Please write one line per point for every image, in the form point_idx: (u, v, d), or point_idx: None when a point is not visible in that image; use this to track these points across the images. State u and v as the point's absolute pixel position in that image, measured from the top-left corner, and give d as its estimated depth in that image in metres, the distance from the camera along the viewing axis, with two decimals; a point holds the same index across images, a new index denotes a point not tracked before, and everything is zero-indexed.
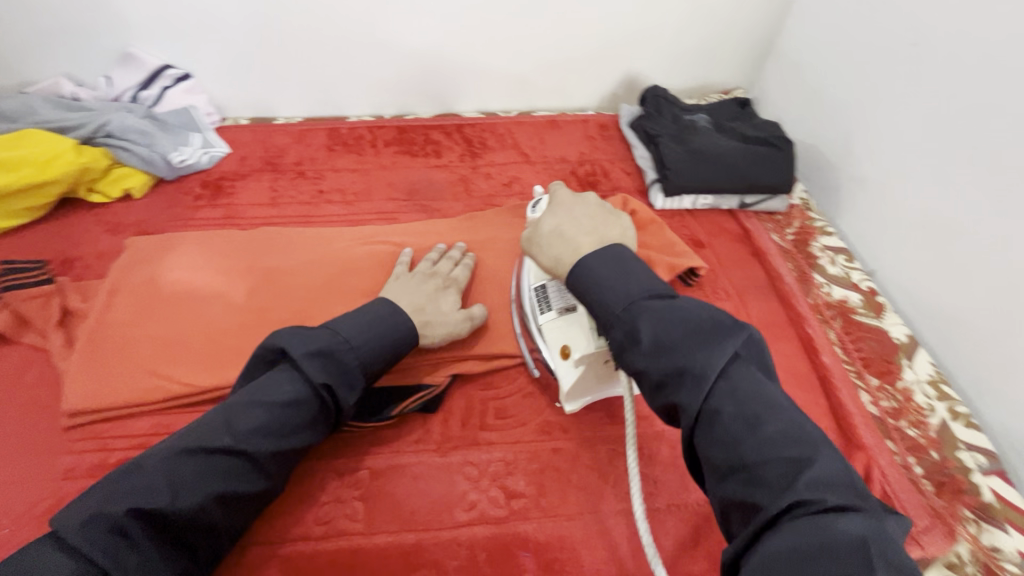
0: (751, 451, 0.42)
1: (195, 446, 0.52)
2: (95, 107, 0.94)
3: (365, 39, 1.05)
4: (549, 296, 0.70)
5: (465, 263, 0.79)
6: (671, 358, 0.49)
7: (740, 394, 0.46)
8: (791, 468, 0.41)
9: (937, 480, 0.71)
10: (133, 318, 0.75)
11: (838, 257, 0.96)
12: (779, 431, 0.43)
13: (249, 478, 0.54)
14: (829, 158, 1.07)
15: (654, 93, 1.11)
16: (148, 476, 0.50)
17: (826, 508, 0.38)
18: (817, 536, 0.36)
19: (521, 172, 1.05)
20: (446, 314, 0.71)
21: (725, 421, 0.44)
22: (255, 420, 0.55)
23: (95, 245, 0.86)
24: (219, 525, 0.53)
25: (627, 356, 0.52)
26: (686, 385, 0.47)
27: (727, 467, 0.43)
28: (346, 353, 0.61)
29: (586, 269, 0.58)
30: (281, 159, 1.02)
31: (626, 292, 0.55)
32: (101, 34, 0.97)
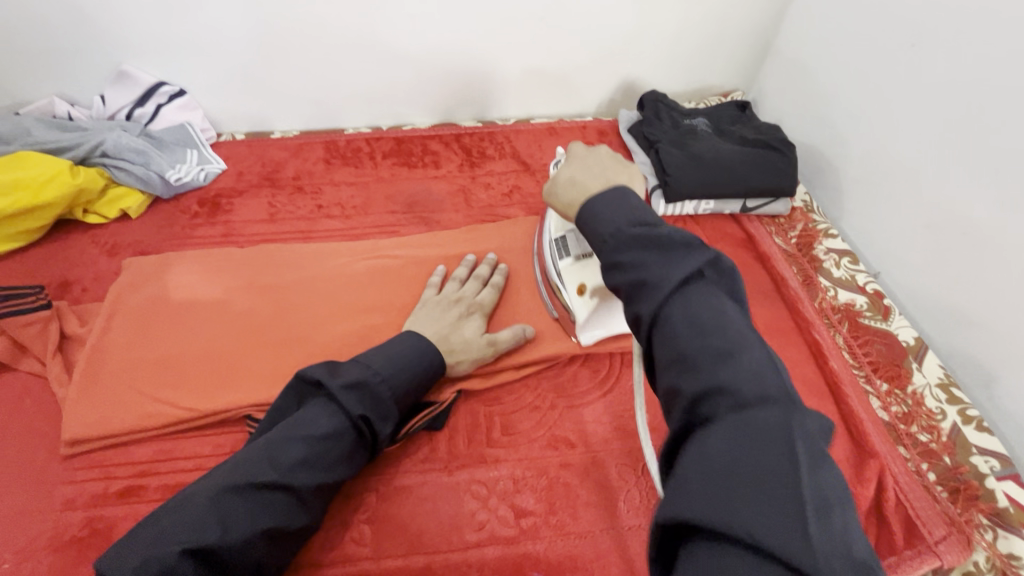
0: (693, 351, 0.40)
1: (240, 482, 0.52)
2: (90, 127, 0.93)
3: (360, 51, 1.04)
4: (568, 244, 0.74)
5: (493, 283, 0.79)
6: (638, 273, 0.45)
7: (692, 302, 0.42)
8: (731, 371, 0.38)
9: (951, 486, 0.71)
10: (134, 343, 0.74)
11: (842, 259, 0.95)
12: (723, 335, 0.40)
13: (294, 512, 0.54)
14: (830, 159, 1.06)
15: (652, 97, 1.11)
16: (196, 514, 0.49)
17: (751, 406, 0.36)
18: (745, 431, 0.35)
19: (520, 181, 1.05)
20: (470, 341, 0.71)
21: (676, 328, 0.41)
22: (297, 453, 0.55)
23: (92, 267, 0.85)
24: (266, 562, 0.52)
25: (602, 274, 0.49)
26: (645, 293, 0.44)
27: (669, 366, 0.41)
28: (383, 385, 0.61)
29: (587, 206, 0.52)
30: (278, 174, 1.01)
31: (614, 220, 0.50)
32: (94, 53, 0.96)
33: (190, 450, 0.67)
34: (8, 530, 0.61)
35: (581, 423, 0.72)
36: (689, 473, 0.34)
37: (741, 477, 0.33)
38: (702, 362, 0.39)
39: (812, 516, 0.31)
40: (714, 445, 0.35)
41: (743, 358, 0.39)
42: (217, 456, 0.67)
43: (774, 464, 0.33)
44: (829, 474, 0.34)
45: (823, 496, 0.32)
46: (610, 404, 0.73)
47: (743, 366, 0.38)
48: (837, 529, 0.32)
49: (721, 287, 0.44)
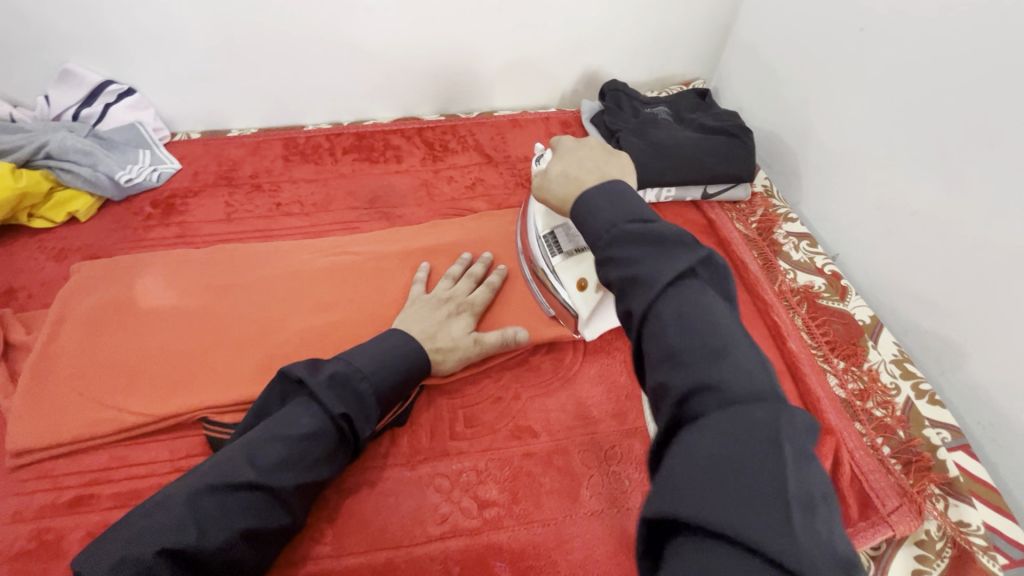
0: (687, 351, 0.41)
1: (218, 483, 0.51)
2: (33, 128, 0.90)
3: (316, 46, 1.02)
4: (559, 239, 0.72)
5: (489, 282, 0.78)
6: (633, 269, 0.46)
7: (686, 300, 0.43)
8: (722, 368, 0.39)
9: (904, 458, 0.73)
10: (82, 349, 0.72)
11: (801, 242, 0.97)
12: (714, 334, 0.41)
13: (274, 514, 0.53)
14: (789, 144, 1.08)
15: (613, 87, 1.12)
16: (172, 516, 0.49)
17: (745, 403, 0.37)
18: (731, 423, 0.36)
19: (484, 173, 1.04)
20: (457, 341, 0.70)
21: (667, 325, 0.42)
22: (276, 452, 0.54)
23: (39, 273, 0.82)
24: (246, 564, 0.52)
25: (599, 270, 0.49)
26: (637, 289, 0.45)
27: (661, 365, 0.42)
28: (361, 382, 0.60)
29: (583, 200, 0.53)
30: (235, 172, 0.99)
31: (609, 217, 0.50)
32: (35, 51, 0.93)
33: (143, 456, 0.66)
34: None
35: (544, 412, 0.72)
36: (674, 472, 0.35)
37: (724, 473, 0.34)
38: (693, 356, 0.40)
39: (796, 511, 0.32)
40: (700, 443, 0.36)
41: (733, 355, 0.40)
42: (172, 461, 0.66)
43: (762, 457, 0.34)
44: (816, 472, 0.35)
45: (807, 492, 0.33)
46: (573, 393, 0.74)
47: (735, 365, 0.39)
48: (821, 525, 0.33)
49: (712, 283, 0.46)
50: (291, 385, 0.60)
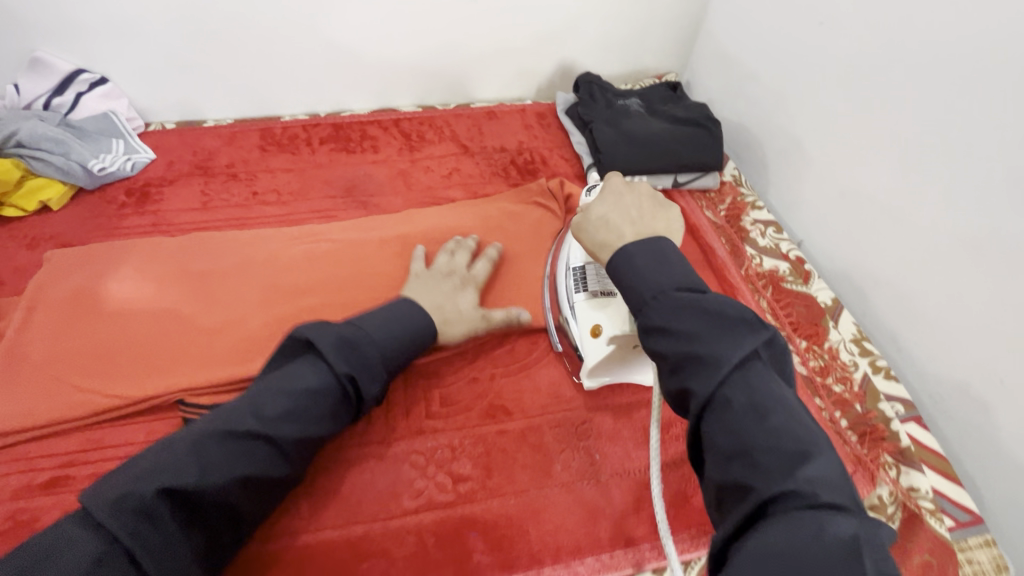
0: (756, 438, 0.42)
1: (223, 430, 0.53)
2: (2, 117, 0.89)
3: (291, 37, 1.03)
4: (588, 279, 0.72)
5: (488, 257, 0.81)
6: (691, 345, 0.47)
7: (753, 387, 0.45)
8: (796, 465, 0.40)
9: (860, 430, 0.76)
10: (55, 334, 0.72)
11: (767, 229, 1.01)
12: (785, 428, 0.42)
13: (273, 464, 0.55)
14: (756, 136, 1.11)
15: (587, 79, 1.14)
16: (177, 456, 0.50)
17: (819, 504, 0.38)
18: (809, 528, 0.36)
19: (460, 163, 1.06)
20: (464, 314, 0.74)
21: (735, 413, 0.44)
22: (280, 405, 0.56)
23: (11, 261, 0.82)
24: (241, 511, 0.53)
25: (654, 341, 0.51)
26: (699, 370, 0.46)
27: (730, 452, 0.43)
28: (368, 346, 0.62)
29: (624, 254, 0.56)
30: (211, 162, 0.99)
31: (658, 281, 0.53)
32: (3, 39, 0.92)
33: (117, 438, 0.66)
34: None
35: (517, 391, 0.74)
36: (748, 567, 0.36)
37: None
38: (763, 451, 0.41)
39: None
40: (776, 542, 0.36)
41: (808, 455, 0.41)
42: (148, 443, 0.66)
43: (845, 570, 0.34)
44: None
45: None
46: (546, 372, 0.76)
47: (811, 463, 0.40)
48: None
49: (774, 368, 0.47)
50: (298, 346, 0.62)
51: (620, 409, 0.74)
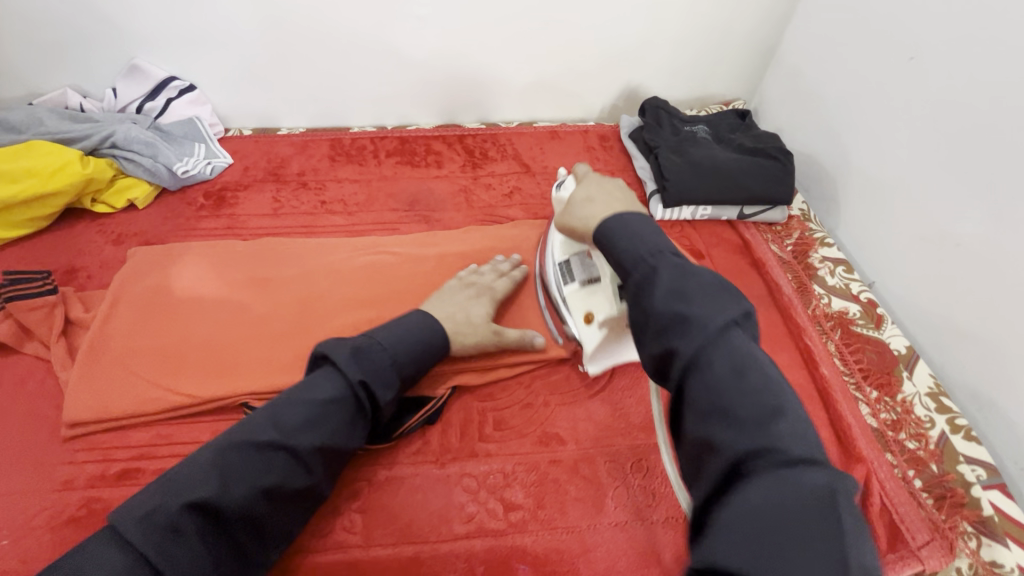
0: (734, 398, 0.43)
1: (240, 442, 0.55)
2: (101, 119, 0.95)
3: (367, 51, 1.06)
4: (573, 269, 0.73)
5: (510, 275, 0.80)
6: (685, 308, 0.47)
7: (734, 351, 0.45)
8: (779, 432, 0.41)
9: (936, 493, 0.71)
10: (135, 328, 0.75)
11: (837, 268, 0.96)
12: (763, 389, 0.43)
13: (295, 475, 0.56)
14: (828, 169, 1.07)
15: (653, 104, 1.13)
16: (197, 471, 0.53)
17: (793, 462, 0.39)
18: (788, 488, 0.38)
19: (521, 182, 1.06)
20: (476, 324, 0.72)
21: (720, 376, 0.44)
22: (298, 415, 0.57)
23: (98, 255, 0.86)
24: (268, 522, 0.55)
25: (644, 298, 0.50)
26: (687, 332, 0.46)
27: (709, 412, 0.43)
28: (381, 354, 0.63)
29: (621, 222, 0.57)
30: (283, 170, 1.03)
31: (652, 242, 0.54)
32: (105, 45, 0.98)
33: (186, 436, 0.69)
34: (9, 509, 0.62)
35: (572, 420, 0.73)
36: (743, 537, 0.37)
37: (800, 544, 0.35)
38: (749, 418, 0.42)
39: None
40: (766, 509, 0.37)
41: (784, 414, 0.42)
42: None
43: (819, 519, 0.36)
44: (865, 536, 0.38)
45: (865, 557, 0.36)
46: (602, 403, 0.75)
47: (790, 429, 0.41)
48: None
49: (750, 334, 0.48)
50: (315, 355, 0.63)
51: None
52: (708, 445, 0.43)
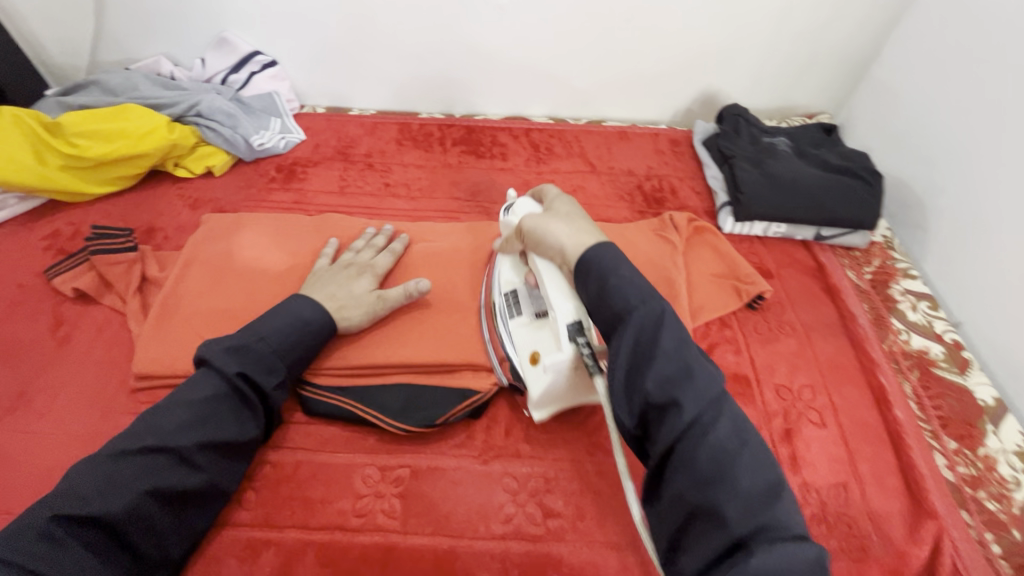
0: (738, 464, 0.46)
1: (120, 450, 0.54)
2: (188, 88, 0.99)
3: (444, 37, 1.05)
4: (521, 301, 0.69)
5: (391, 249, 0.80)
6: (688, 369, 0.49)
7: (731, 417, 0.48)
8: (762, 496, 0.45)
9: (1017, 563, 0.64)
10: (201, 291, 0.78)
11: (921, 303, 0.89)
12: (754, 455, 0.47)
13: (181, 474, 0.54)
14: (920, 194, 0.98)
15: (733, 112, 1.08)
16: (76, 482, 0.51)
17: (789, 535, 0.43)
18: (793, 561, 0.41)
19: (585, 182, 1.03)
20: (359, 299, 0.71)
21: (721, 437, 0.47)
22: (177, 418, 0.56)
23: (176, 218, 0.90)
24: (161, 525, 0.53)
25: (648, 346, 0.50)
26: (690, 390, 0.48)
27: (708, 475, 0.45)
28: (259, 344, 0.62)
29: (604, 255, 0.57)
30: (352, 150, 1.04)
31: (643, 285, 0.54)
32: (200, 17, 1.02)
33: None
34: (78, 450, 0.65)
35: None
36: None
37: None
38: (747, 485, 0.45)
39: None
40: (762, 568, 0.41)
41: (775, 483, 0.46)
42: None
43: None
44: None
45: None
46: None
47: (770, 491, 0.45)
48: None
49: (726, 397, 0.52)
50: (199, 362, 0.62)
51: None
52: (699, 503, 0.45)
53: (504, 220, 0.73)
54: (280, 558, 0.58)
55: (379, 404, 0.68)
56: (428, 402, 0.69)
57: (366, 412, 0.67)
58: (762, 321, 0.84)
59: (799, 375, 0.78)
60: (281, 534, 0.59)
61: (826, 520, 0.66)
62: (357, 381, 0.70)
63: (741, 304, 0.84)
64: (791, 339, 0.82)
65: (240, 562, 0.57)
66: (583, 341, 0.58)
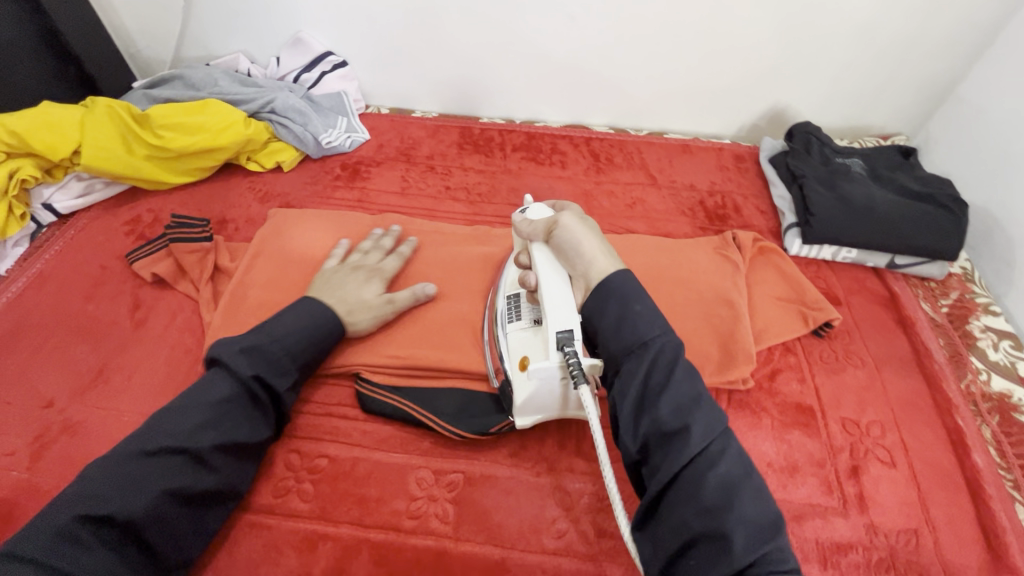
0: (741, 494, 0.46)
1: (136, 450, 0.53)
2: (264, 85, 1.03)
3: (511, 43, 1.06)
4: (522, 306, 0.66)
5: (399, 251, 0.80)
6: (697, 400, 0.50)
7: (736, 452, 0.48)
8: (769, 531, 0.44)
9: None
10: (267, 283, 0.80)
11: (1002, 342, 0.84)
12: (755, 489, 0.47)
13: (198, 474, 0.55)
14: (1006, 225, 0.92)
15: (805, 130, 1.04)
16: (92, 483, 0.50)
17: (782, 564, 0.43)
18: None
19: (645, 194, 1.02)
20: (370, 304, 0.72)
21: (725, 466, 0.47)
22: (193, 419, 0.56)
23: (246, 210, 0.93)
24: (178, 524, 0.53)
25: (662, 379, 0.51)
26: (701, 419, 0.49)
27: (709, 499, 0.45)
28: (272, 345, 0.63)
29: (621, 284, 0.56)
30: (414, 151, 1.06)
31: (655, 317, 0.54)
32: (278, 18, 1.05)
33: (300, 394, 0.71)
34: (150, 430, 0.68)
35: None
36: None
37: None
38: (748, 514, 0.45)
39: None
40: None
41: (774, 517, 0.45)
42: (324, 405, 0.70)
43: None
44: None
45: None
46: None
47: (774, 525, 0.45)
48: None
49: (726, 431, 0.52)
50: (206, 362, 0.62)
51: (791, 511, 0.65)
52: (703, 527, 0.45)
53: (518, 217, 0.68)
54: (334, 553, 0.59)
55: (435, 408, 0.68)
56: (483, 408, 0.69)
57: (422, 414, 0.67)
58: (828, 349, 0.81)
59: (867, 410, 0.75)
60: (335, 529, 0.60)
61: (894, 566, 0.62)
62: (415, 382, 0.71)
63: (808, 330, 0.81)
64: (859, 371, 0.78)
65: (298, 553, 0.58)
66: (571, 353, 0.56)
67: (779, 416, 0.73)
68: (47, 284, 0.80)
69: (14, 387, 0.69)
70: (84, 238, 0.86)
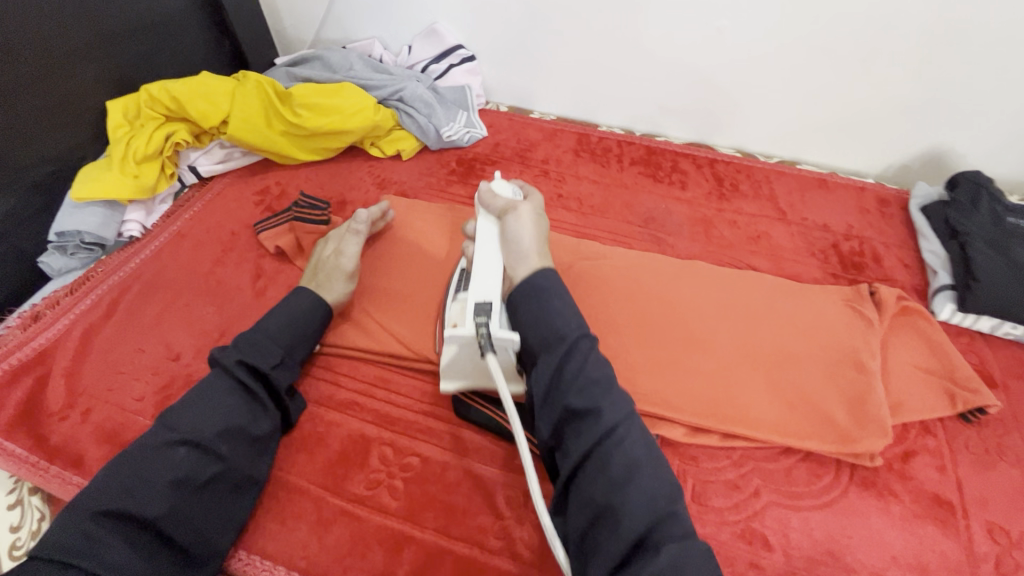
0: (646, 470, 0.49)
1: (143, 449, 0.55)
2: (394, 72, 1.05)
3: (646, 53, 1.01)
4: (463, 279, 0.69)
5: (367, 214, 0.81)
6: (604, 385, 0.53)
7: (641, 432, 0.52)
8: (672, 502, 0.48)
9: None
10: (379, 271, 0.81)
11: None
12: (658, 468, 0.50)
13: (205, 464, 0.56)
14: None
15: (972, 179, 0.89)
16: (106, 483, 0.52)
17: (684, 533, 0.46)
18: (696, 553, 0.44)
19: (772, 229, 0.94)
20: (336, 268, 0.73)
21: (633, 446, 0.50)
22: (192, 414, 0.57)
23: (365, 194, 0.95)
24: (194, 515, 0.54)
25: (570, 364, 0.54)
26: (610, 401, 0.52)
27: (618, 476, 0.48)
28: (256, 334, 0.65)
29: (536, 279, 0.59)
30: (530, 154, 1.04)
31: (570, 311, 0.58)
32: (417, 8, 1.07)
33: (399, 388, 0.71)
34: None
35: (784, 525, 0.62)
36: None
37: None
38: (650, 487, 0.48)
39: None
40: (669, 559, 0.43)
41: (677, 494, 0.49)
42: (423, 403, 0.70)
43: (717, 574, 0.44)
44: None
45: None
46: (825, 520, 0.63)
47: (676, 498, 0.48)
48: None
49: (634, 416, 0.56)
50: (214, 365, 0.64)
51: None
52: (611, 505, 0.47)
53: (485, 186, 0.70)
54: (417, 558, 0.58)
55: None
56: None
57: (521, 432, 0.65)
58: (977, 437, 0.70)
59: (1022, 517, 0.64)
60: (419, 535, 0.59)
61: None
62: None
63: (954, 412, 0.71)
64: (1014, 470, 0.67)
65: (385, 551, 0.59)
66: (482, 320, 0.58)
67: (911, 505, 0.64)
68: (185, 242, 0.86)
69: (148, 336, 0.74)
70: (220, 203, 0.91)
